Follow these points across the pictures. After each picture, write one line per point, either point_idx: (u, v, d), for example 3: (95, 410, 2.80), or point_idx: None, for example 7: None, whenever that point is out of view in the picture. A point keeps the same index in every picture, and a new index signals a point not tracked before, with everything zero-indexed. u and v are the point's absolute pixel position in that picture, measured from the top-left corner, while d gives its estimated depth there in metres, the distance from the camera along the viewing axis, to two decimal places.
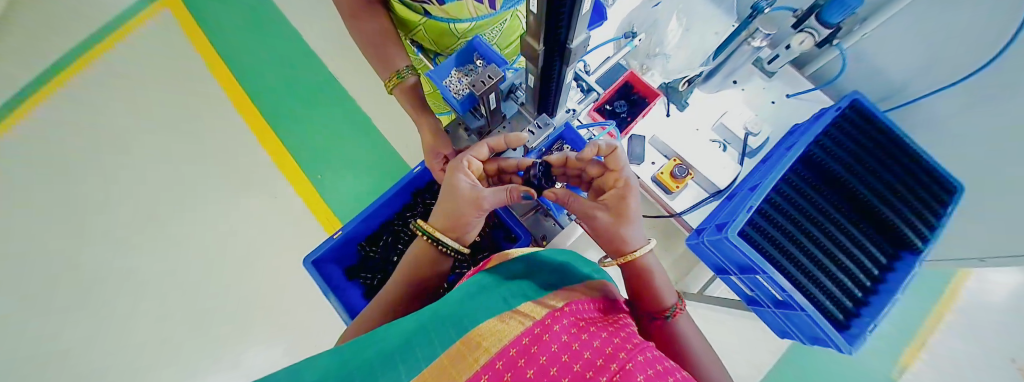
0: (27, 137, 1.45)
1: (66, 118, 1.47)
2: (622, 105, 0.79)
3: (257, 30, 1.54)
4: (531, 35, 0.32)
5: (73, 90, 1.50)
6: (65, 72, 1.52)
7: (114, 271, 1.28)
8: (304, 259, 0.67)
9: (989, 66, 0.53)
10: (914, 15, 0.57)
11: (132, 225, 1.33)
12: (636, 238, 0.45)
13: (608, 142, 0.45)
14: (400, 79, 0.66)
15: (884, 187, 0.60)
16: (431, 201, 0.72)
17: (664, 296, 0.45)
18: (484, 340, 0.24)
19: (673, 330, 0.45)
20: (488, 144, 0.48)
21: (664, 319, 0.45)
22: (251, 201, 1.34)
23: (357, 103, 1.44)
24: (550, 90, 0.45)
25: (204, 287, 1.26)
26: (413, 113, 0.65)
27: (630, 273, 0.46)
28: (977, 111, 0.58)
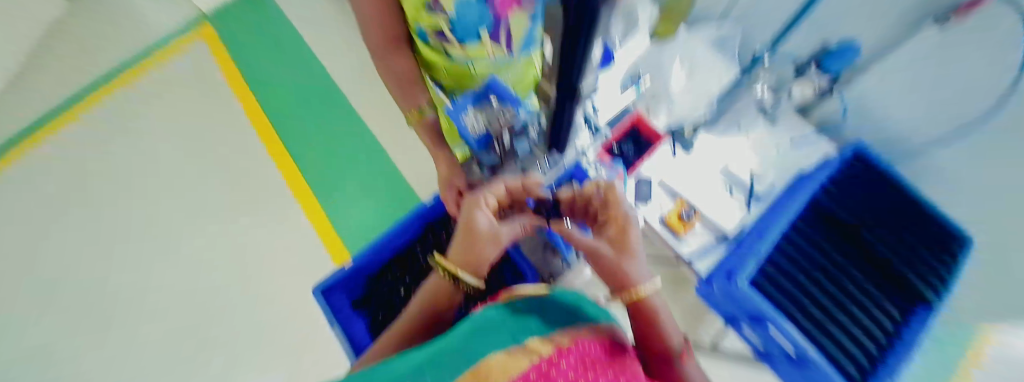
0: (59, 156, 1.52)
1: (96, 138, 1.54)
2: (628, 148, 0.80)
3: (285, 63, 1.64)
4: (545, 79, 0.36)
5: (108, 113, 1.59)
6: (102, 96, 1.62)
7: (123, 290, 1.30)
8: (313, 288, 0.69)
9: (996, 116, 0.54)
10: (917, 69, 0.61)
11: (146, 245, 1.36)
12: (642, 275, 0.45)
13: (607, 181, 0.49)
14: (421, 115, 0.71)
15: (892, 239, 0.60)
16: (442, 234, 0.74)
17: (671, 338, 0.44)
18: (492, 373, 0.24)
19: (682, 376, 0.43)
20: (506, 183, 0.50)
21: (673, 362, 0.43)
22: (259, 225, 1.37)
23: (373, 133, 1.49)
24: (560, 133, 0.48)
25: (208, 310, 1.26)
26: (431, 145, 0.69)
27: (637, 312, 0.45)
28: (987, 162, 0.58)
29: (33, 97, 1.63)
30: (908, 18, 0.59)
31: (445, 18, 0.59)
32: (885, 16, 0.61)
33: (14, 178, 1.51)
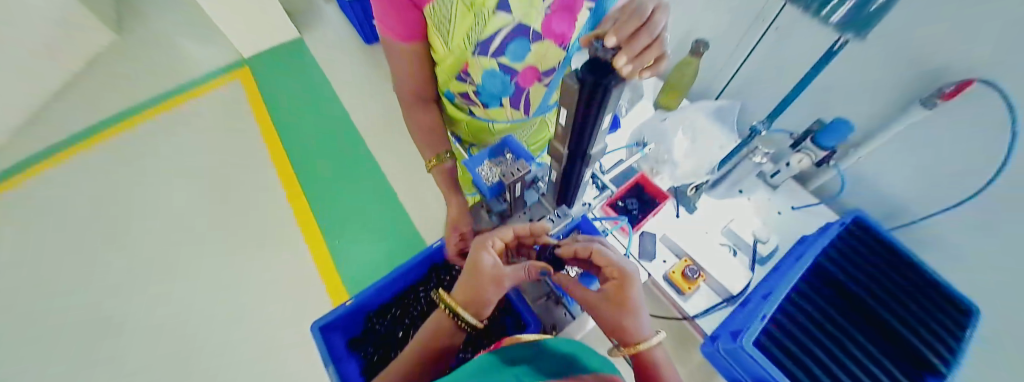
0: (99, 184, 1.64)
1: (135, 169, 1.67)
2: (633, 203, 0.83)
3: (313, 107, 1.77)
4: (557, 139, 0.40)
5: (150, 146, 1.73)
6: (149, 131, 1.78)
7: (138, 319, 1.35)
8: (312, 323, 0.66)
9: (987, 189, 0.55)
10: (905, 143, 0.64)
11: (164, 274, 1.43)
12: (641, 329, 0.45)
13: (585, 243, 0.51)
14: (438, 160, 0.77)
15: (910, 314, 0.57)
16: (446, 277, 0.75)
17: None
18: None
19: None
20: (514, 227, 0.53)
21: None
22: (267, 259, 1.42)
23: (387, 176, 1.57)
24: (568, 189, 0.51)
25: (213, 345, 1.28)
26: (447, 190, 0.73)
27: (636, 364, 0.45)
28: (985, 234, 0.59)
29: (86, 128, 1.79)
30: (903, 96, 0.60)
31: (471, 88, 0.69)
32: (880, 93, 0.63)
33: (50, 198, 1.62)
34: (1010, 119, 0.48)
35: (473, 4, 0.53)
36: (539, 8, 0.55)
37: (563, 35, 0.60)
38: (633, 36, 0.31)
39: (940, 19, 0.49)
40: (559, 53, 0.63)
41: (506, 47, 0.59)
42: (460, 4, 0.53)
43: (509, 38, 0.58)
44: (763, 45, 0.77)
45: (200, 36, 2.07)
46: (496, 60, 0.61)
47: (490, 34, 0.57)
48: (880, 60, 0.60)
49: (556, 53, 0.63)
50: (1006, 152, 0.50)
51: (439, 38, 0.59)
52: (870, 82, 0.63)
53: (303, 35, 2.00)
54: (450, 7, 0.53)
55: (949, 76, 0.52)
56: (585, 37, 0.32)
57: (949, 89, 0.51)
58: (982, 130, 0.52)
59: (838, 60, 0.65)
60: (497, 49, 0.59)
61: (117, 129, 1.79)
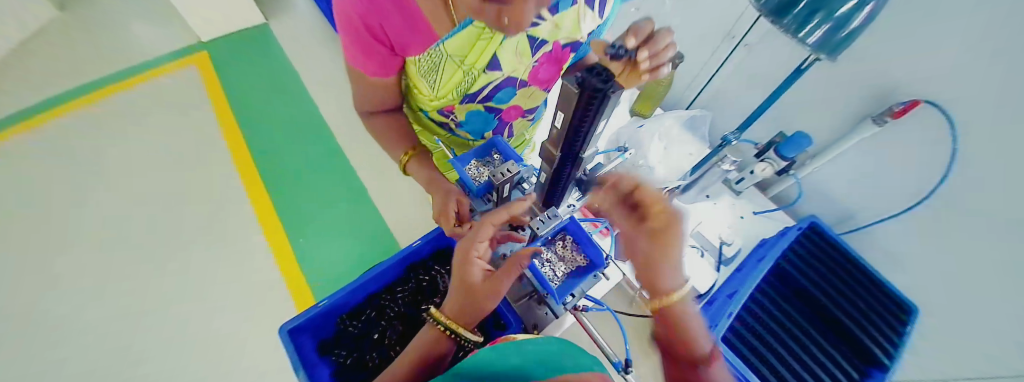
0: (29, 178, 1.47)
1: (73, 160, 1.50)
2: None
3: (280, 99, 1.67)
4: (551, 142, 0.40)
5: (91, 134, 1.56)
6: (87, 117, 1.59)
7: (77, 328, 1.22)
8: (279, 327, 0.62)
9: (928, 200, 0.63)
10: (854, 156, 0.71)
11: (108, 278, 1.30)
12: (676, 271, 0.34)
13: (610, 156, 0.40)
14: (415, 154, 0.69)
15: (859, 315, 0.63)
16: (424, 277, 0.72)
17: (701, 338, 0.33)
18: None
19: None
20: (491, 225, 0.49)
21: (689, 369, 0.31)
22: (225, 259, 1.33)
23: (358, 175, 1.50)
24: (555, 189, 0.51)
25: (168, 353, 1.19)
26: (426, 184, 0.66)
27: (663, 320, 0.34)
28: (926, 240, 0.66)
29: (12, 112, 1.59)
30: (856, 113, 0.67)
31: (452, 121, 0.70)
32: (835, 112, 0.70)
33: None
34: (951, 130, 0.55)
35: (463, 63, 0.50)
36: (527, 62, 0.53)
37: (546, 79, 0.61)
38: (650, 40, 0.34)
39: (907, 39, 0.54)
40: (543, 93, 0.66)
41: (493, 95, 0.60)
42: (449, 61, 0.50)
43: (497, 88, 0.58)
44: (734, 61, 0.82)
45: (151, 16, 1.89)
46: (482, 104, 0.63)
47: (478, 88, 0.57)
48: (842, 82, 0.66)
49: (540, 93, 0.66)
50: (950, 163, 0.57)
51: (424, 82, 0.57)
52: (828, 100, 0.69)
53: (270, 21, 1.89)
54: (439, 60, 0.50)
55: (899, 96, 0.59)
56: (596, 45, 0.34)
57: (898, 108, 0.57)
58: (926, 146, 0.60)
59: (810, 74, 0.69)
60: (484, 97, 0.60)
61: (50, 114, 1.59)
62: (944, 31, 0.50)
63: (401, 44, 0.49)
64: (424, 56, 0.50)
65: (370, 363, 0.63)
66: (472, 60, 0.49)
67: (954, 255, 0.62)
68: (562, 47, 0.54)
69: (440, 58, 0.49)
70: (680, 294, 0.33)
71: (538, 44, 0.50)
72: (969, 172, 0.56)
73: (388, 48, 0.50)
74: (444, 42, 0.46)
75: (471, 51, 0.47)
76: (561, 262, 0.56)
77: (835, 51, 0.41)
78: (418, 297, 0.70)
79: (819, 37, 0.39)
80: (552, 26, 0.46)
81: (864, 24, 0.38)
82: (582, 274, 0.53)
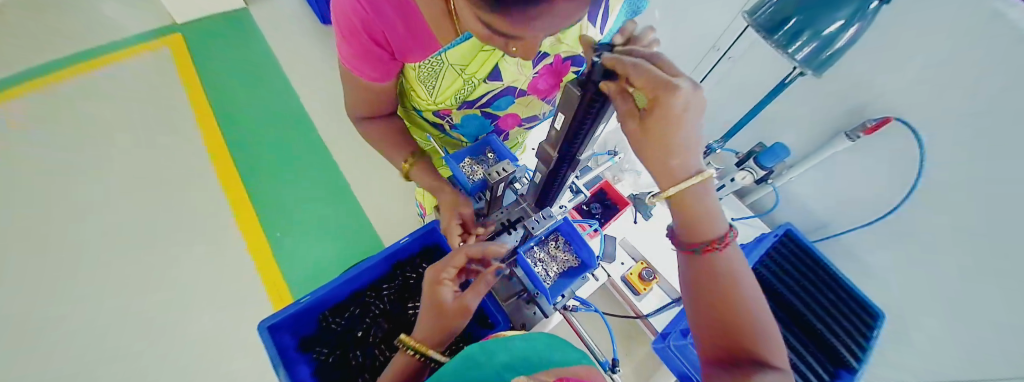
0: None
1: (38, 147, 1.42)
2: (596, 207, 0.91)
3: (260, 87, 1.61)
4: (550, 143, 0.41)
5: (55, 119, 1.47)
6: (51, 102, 1.50)
7: (42, 324, 1.16)
8: (258, 323, 0.59)
9: (892, 213, 0.68)
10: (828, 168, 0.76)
11: (76, 272, 1.24)
12: (688, 159, 0.35)
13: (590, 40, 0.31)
14: (416, 163, 0.68)
15: (829, 318, 0.67)
16: (412, 274, 0.72)
17: (710, 221, 0.37)
18: None
19: (725, 266, 0.36)
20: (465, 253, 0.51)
21: (704, 256, 0.37)
22: (198, 254, 1.28)
23: (342, 168, 1.46)
24: (549, 190, 0.52)
25: (139, 352, 1.14)
26: (432, 188, 0.65)
27: (678, 211, 0.37)
28: (891, 247, 0.71)
29: None
30: (833, 127, 0.71)
31: (447, 123, 0.69)
32: (811, 126, 0.74)
33: None
34: (918, 142, 0.59)
35: (464, 72, 0.50)
36: (528, 73, 0.53)
37: (547, 88, 0.60)
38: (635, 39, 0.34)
39: (879, 61, 0.58)
40: (542, 103, 0.65)
41: (492, 102, 0.61)
42: (450, 69, 0.50)
43: (496, 97, 0.59)
44: (719, 72, 0.85)
45: None
46: (480, 109, 0.63)
47: (477, 96, 0.57)
48: (822, 97, 0.69)
49: (540, 102, 0.65)
50: (915, 178, 0.62)
51: (423, 87, 0.56)
52: (804, 114, 0.74)
53: (250, 7, 1.81)
54: (439, 67, 0.50)
55: (871, 113, 0.64)
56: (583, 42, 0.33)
57: (871, 124, 0.63)
58: (894, 160, 0.64)
59: (791, 89, 0.73)
60: (482, 103, 0.60)
61: (10, 97, 1.50)
62: (913, 56, 0.54)
63: (401, 49, 0.47)
64: (424, 62, 0.49)
65: (353, 360, 0.62)
66: (474, 69, 0.50)
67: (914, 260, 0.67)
68: (563, 60, 0.53)
69: (440, 66, 0.49)
70: (695, 181, 0.35)
71: (540, 56, 0.50)
72: (931, 186, 0.61)
73: (388, 54, 0.48)
74: (447, 51, 0.46)
75: (473, 61, 0.48)
76: (553, 261, 0.57)
77: (820, 66, 0.43)
78: (405, 294, 0.69)
79: (808, 52, 0.42)
80: (553, 41, 0.46)
81: (847, 45, 0.41)
82: (574, 275, 0.54)
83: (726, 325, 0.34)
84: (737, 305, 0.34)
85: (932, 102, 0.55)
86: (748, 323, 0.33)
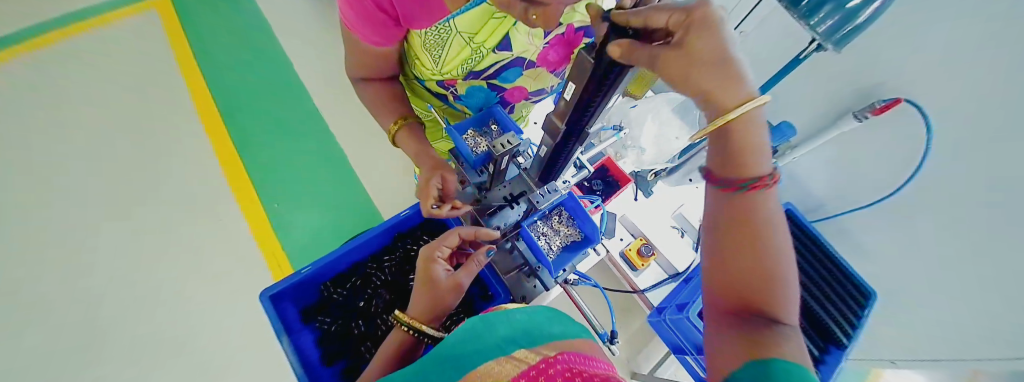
0: None
1: (16, 116, 1.35)
2: (598, 184, 0.90)
3: (247, 55, 1.54)
4: (558, 114, 0.39)
5: (35, 81, 1.41)
6: (27, 68, 1.42)
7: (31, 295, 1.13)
8: (260, 292, 0.59)
9: (887, 199, 0.69)
10: (835, 148, 0.75)
11: (62, 242, 1.20)
12: (745, 78, 0.30)
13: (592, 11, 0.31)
14: (405, 124, 0.65)
15: (824, 298, 0.68)
16: (413, 246, 0.71)
17: (759, 156, 0.32)
18: None
19: (762, 210, 0.32)
20: (461, 233, 0.52)
21: (747, 196, 0.32)
22: (194, 223, 1.27)
23: (336, 138, 1.44)
24: (554, 165, 0.52)
25: (139, 323, 1.13)
26: (422, 157, 0.63)
27: (728, 140, 0.32)
28: (890, 227, 0.70)
29: None
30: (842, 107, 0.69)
31: (451, 94, 0.67)
32: (819, 104, 0.72)
33: None
34: (925, 123, 0.58)
35: (472, 41, 0.49)
36: (539, 44, 0.51)
37: (556, 61, 0.58)
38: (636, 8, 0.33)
39: (899, 37, 0.55)
40: (551, 76, 0.63)
41: (498, 75, 0.59)
42: (457, 37, 0.48)
43: (504, 68, 0.57)
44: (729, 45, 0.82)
45: None
46: (486, 81, 0.61)
47: (483, 67, 0.55)
48: (837, 74, 0.66)
49: (548, 75, 0.62)
50: (918, 163, 0.61)
51: (428, 55, 0.54)
52: (813, 94, 0.72)
53: None
54: (446, 35, 0.48)
55: (882, 94, 0.61)
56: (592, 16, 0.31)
57: (880, 105, 0.60)
58: (897, 144, 0.64)
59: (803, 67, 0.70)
60: (488, 75, 0.58)
61: None
62: (936, 32, 0.51)
63: (408, 18, 0.43)
64: (431, 29, 0.47)
65: (356, 330, 0.63)
66: (482, 38, 0.48)
67: (909, 241, 0.68)
68: (575, 31, 0.51)
69: (448, 33, 0.48)
70: (753, 106, 0.29)
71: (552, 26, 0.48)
72: (936, 171, 0.60)
73: (391, 19, 0.45)
74: (456, 17, 0.45)
75: (482, 30, 0.47)
76: (556, 235, 0.56)
77: (840, 41, 0.42)
78: (406, 266, 0.69)
79: (829, 27, 0.40)
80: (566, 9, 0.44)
81: (870, 19, 0.39)
82: (576, 249, 0.54)
83: (744, 272, 0.32)
84: (763, 255, 0.31)
85: (948, 83, 0.52)
86: (770, 274, 0.31)
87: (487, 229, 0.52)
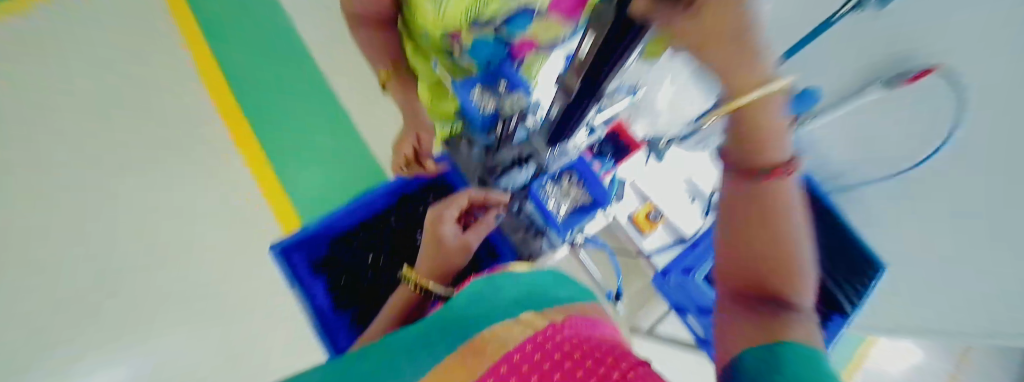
0: None
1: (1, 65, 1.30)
2: (608, 147, 0.79)
3: (243, 5, 1.47)
4: (572, 71, 0.36)
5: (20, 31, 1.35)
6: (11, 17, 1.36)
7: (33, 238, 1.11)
8: (268, 245, 0.60)
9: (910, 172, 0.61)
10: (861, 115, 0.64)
11: (55, 195, 1.16)
12: (764, 55, 0.21)
13: None
14: (393, 75, 0.68)
15: (830, 267, 0.68)
16: (420, 207, 0.70)
17: (777, 141, 0.26)
18: (469, 360, 0.23)
19: (779, 196, 0.28)
20: (469, 196, 0.53)
21: (765, 183, 0.27)
22: (193, 177, 1.23)
23: (335, 91, 1.39)
24: (564, 127, 0.47)
25: (148, 268, 1.13)
26: (409, 112, 0.67)
27: (745, 123, 0.25)
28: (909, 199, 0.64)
29: None
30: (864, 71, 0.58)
31: (457, 49, 0.62)
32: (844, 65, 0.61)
33: None
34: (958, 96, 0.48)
35: None
36: None
37: (570, 10, 0.51)
38: None
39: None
40: (563, 28, 0.56)
41: (507, 24, 0.53)
42: None
43: (512, 15, 0.51)
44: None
45: None
46: (494, 33, 0.56)
47: (489, 13, 0.50)
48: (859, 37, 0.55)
49: (561, 28, 0.56)
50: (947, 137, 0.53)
51: None
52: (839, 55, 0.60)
53: None
54: None
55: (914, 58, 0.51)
56: None
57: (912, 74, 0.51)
58: (927, 116, 0.54)
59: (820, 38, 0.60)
60: (496, 23, 0.53)
61: None
62: None
63: None
64: None
65: (365, 284, 0.66)
66: None
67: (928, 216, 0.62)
68: None
69: None
70: (774, 90, 0.22)
71: None
72: None
73: None
74: None
75: None
76: (565, 198, 0.57)
77: None
78: (413, 226, 0.69)
79: None
80: None
81: None
82: (583, 213, 0.55)
83: (757, 259, 0.27)
84: (779, 241, 0.27)
85: None
86: (788, 262, 0.27)
87: (505, 195, 0.55)
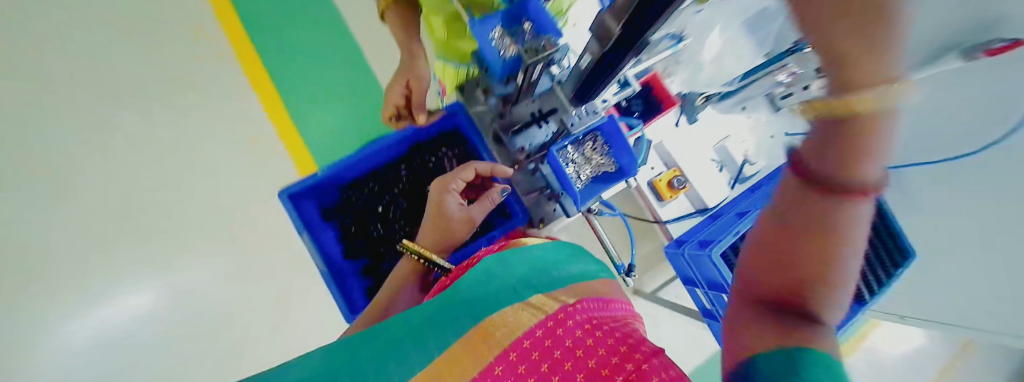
0: None
1: None
2: (638, 104, 0.78)
3: None
4: (613, 14, 0.30)
5: None
6: None
7: (25, 157, 1.01)
8: (278, 190, 0.60)
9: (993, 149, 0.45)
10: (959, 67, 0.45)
11: (33, 112, 1.05)
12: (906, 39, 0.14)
13: None
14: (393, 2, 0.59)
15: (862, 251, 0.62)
16: (430, 159, 0.67)
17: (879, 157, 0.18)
18: (496, 331, 0.30)
19: (845, 221, 0.21)
20: (477, 169, 0.51)
21: (832, 205, 0.21)
22: (191, 103, 1.14)
23: (344, 17, 1.25)
24: (596, 81, 0.41)
25: (162, 198, 1.07)
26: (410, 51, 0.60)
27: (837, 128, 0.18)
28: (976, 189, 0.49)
29: None
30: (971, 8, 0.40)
31: None
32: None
33: None
34: None
35: None
36: None
37: None
38: None
39: None
40: None
41: None
42: None
43: None
44: None
45: None
46: None
47: None
48: None
49: None
50: None
51: None
52: None
53: None
54: None
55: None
56: None
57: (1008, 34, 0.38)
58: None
59: None
60: None
61: None
62: None
63: None
64: None
65: (375, 234, 0.66)
66: None
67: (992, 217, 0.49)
68: None
69: None
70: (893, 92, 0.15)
71: None
72: None
73: None
74: None
75: None
76: (587, 164, 0.52)
77: None
78: (421, 179, 0.67)
79: None
80: None
81: None
82: (606, 182, 0.51)
83: (785, 279, 0.24)
84: (840, 250, 0.22)
85: None
86: (837, 273, 0.23)
87: (500, 167, 0.50)
